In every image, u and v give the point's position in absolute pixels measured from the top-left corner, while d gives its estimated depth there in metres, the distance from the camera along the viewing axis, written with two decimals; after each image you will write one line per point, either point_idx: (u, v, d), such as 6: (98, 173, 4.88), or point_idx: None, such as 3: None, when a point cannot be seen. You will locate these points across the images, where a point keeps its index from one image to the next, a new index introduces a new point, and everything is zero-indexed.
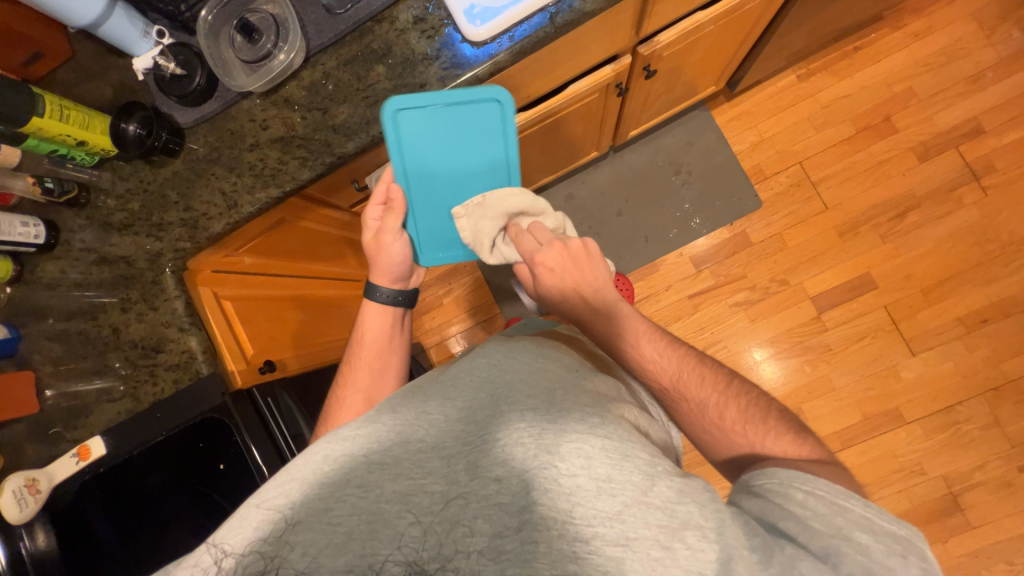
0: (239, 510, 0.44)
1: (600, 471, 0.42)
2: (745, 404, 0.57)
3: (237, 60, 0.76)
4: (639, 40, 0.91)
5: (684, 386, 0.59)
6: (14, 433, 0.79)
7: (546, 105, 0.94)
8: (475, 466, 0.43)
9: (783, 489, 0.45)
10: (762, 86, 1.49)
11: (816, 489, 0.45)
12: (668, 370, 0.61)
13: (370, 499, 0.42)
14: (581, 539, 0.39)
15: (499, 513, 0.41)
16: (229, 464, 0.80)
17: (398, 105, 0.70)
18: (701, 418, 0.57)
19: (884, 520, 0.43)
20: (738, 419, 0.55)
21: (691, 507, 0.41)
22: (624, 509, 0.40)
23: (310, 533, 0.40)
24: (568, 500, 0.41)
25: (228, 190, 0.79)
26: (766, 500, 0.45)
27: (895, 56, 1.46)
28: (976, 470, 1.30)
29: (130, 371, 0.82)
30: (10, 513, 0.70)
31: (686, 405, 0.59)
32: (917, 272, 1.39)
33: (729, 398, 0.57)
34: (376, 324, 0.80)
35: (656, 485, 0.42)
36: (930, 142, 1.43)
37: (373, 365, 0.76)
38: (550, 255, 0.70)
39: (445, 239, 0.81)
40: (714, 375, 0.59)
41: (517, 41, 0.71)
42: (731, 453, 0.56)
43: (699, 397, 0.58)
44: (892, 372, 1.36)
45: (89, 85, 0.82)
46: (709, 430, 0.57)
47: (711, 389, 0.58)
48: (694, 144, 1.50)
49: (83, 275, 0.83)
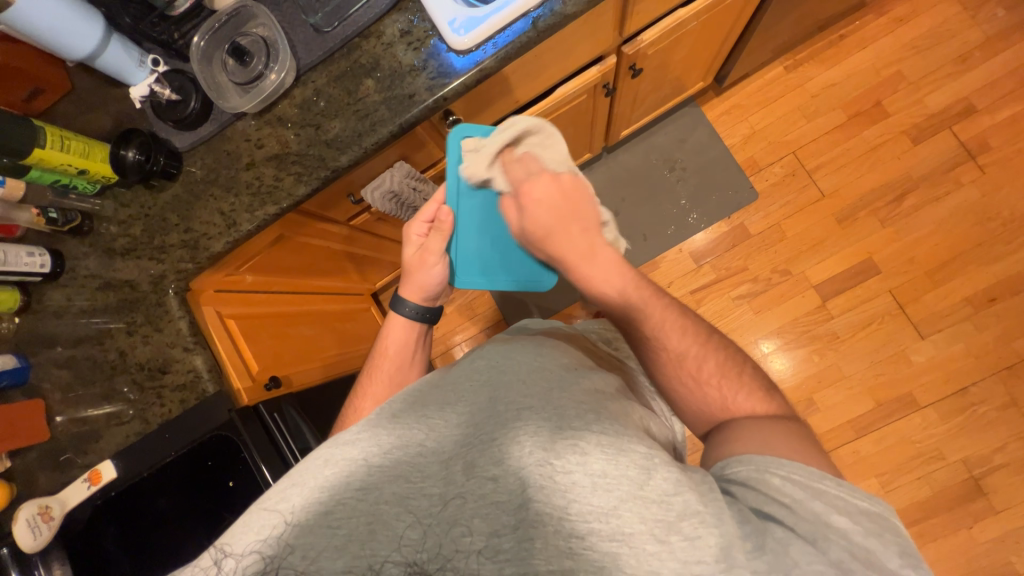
0: (242, 515, 0.44)
1: (596, 467, 0.42)
2: (722, 359, 0.57)
3: (230, 83, 0.78)
4: (623, 40, 0.93)
5: (665, 334, 0.58)
6: (27, 461, 0.80)
7: (535, 109, 0.95)
8: (472, 467, 0.43)
9: (759, 475, 0.43)
10: (750, 80, 1.50)
11: (792, 473, 0.43)
12: (653, 318, 0.59)
13: (369, 502, 0.42)
14: (577, 535, 0.39)
15: (496, 512, 0.41)
16: (239, 482, 0.79)
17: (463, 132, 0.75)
18: (679, 369, 0.57)
19: (858, 498, 0.42)
20: (715, 372, 0.55)
21: (688, 497, 0.41)
22: (620, 504, 0.40)
23: (311, 537, 0.41)
24: (564, 496, 0.41)
25: (227, 210, 0.80)
26: (746, 489, 0.43)
27: (882, 42, 1.46)
28: (996, 452, 1.27)
29: (138, 394, 0.83)
30: (24, 541, 0.71)
31: (665, 355, 0.58)
32: (920, 254, 1.38)
33: (708, 350, 0.57)
34: (398, 338, 0.79)
35: (652, 478, 0.41)
36: (923, 124, 1.43)
37: (392, 379, 0.74)
38: (537, 185, 0.72)
39: (482, 264, 0.83)
40: (695, 327, 0.59)
41: (500, 47, 0.72)
42: (703, 406, 0.55)
43: (678, 348, 0.57)
44: (902, 357, 1.35)
45: (89, 116, 0.84)
46: (685, 383, 0.56)
47: (692, 340, 0.58)
48: (686, 141, 1.51)
49: (89, 302, 0.85)
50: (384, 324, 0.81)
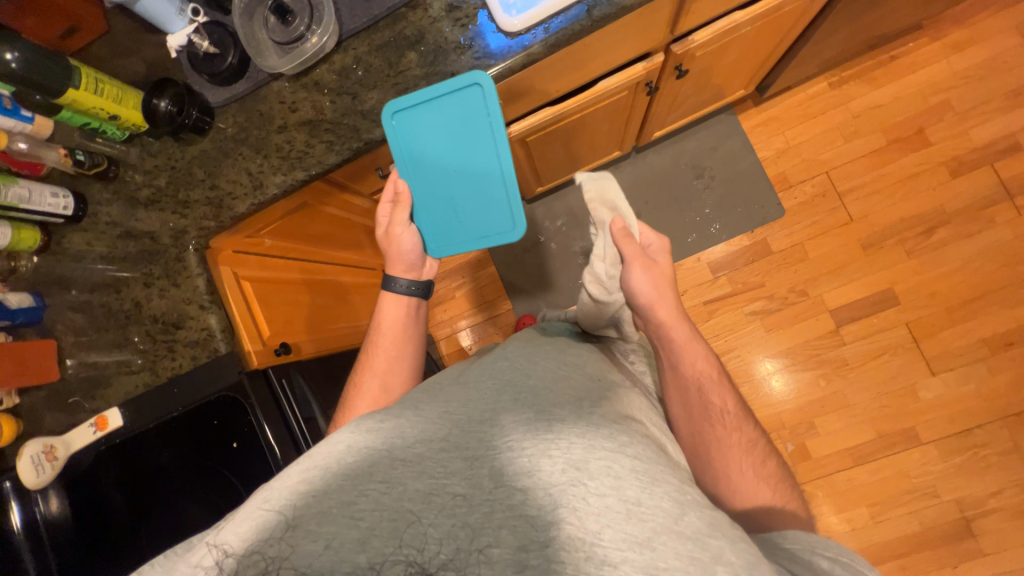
0: (255, 497, 0.44)
1: (630, 494, 0.41)
2: (774, 465, 0.63)
3: (270, 42, 0.76)
4: (674, 38, 0.90)
5: (740, 422, 0.64)
6: (34, 400, 0.82)
7: (573, 101, 0.92)
8: (500, 474, 0.42)
9: (809, 554, 0.48)
10: (792, 92, 1.47)
11: (839, 555, 0.47)
12: (729, 404, 0.64)
13: (394, 497, 0.41)
14: (609, 563, 0.38)
15: (525, 526, 0.40)
16: (242, 442, 0.80)
17: (396, 108, 0.71)
18: (745, 456, 0.61)
19: None
20: (771, 474, 0.61)
21: (722, 542, 0.40)
22: (654, 536, 0.39)
23: (333, 526, 0.40)
24: (597, 521, 0.40)
25: (255, 170, 0.79)
26: (796, 563, 0.47)
27: (933, 68, 1.42)
28: (992, 496, 1.26)
29: (150, 346, 0.83)
30: (28, 478, 0.73)
31: (735, 438, 0.62)
32: (943, 290, 1.36)
33: (768, 451, 0.64)
34: (392, 314, 0.80)
35: (687, 515, 0.41)
36: (964, 157, 1.39)
37: (391, 352, 0.77)
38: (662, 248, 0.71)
39: (456, 232, 0.77)
40: (756, 430, 0.66)
41: (552, 33, 0.70)
42: (756, 492, 0.59)
43: (748, 434, 0.63)
44: (909, 391, 1.33)
45: (123, 60, 0.82)
46: (745, 468, 0.61)
47: (755, 436, 0.64)
48: (718, 149, 1.47)
49: (108, 249, 0.84)
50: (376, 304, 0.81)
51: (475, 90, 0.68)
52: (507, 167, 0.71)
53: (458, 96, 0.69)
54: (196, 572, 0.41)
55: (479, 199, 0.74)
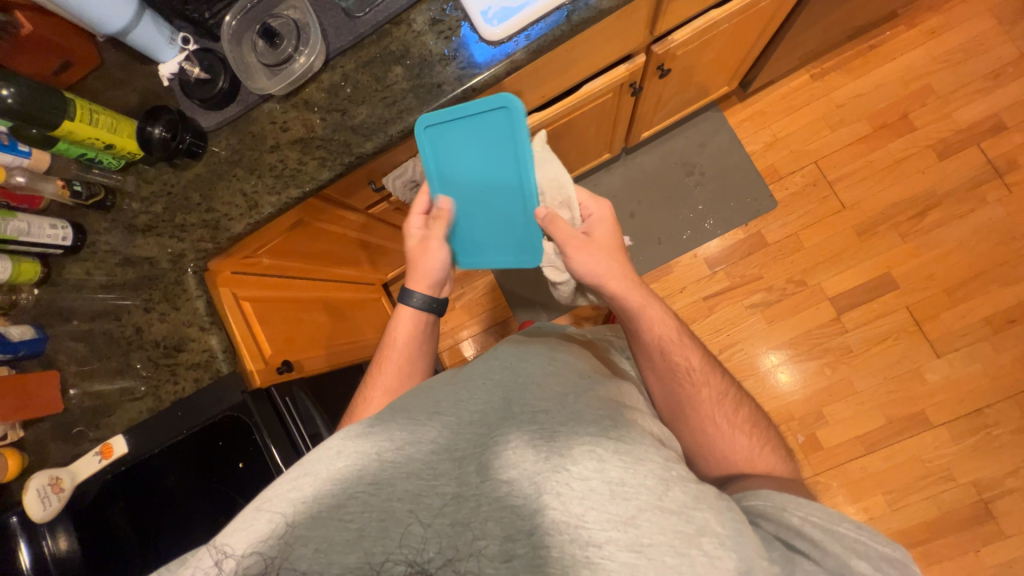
0: (244, 512, 0.43)
1: (613, 475, 0.42)
2: (749, 411, 0.65)
3: (259, 64, 0.77)
4: (653, 39, 0.91)
5: (709, 376, 0.64)
6: (39, 432, 0.82)
7: (559, 106, 0.94)
8: (486, 467, 0.43)
9: (780, 513, 0.47)
10: (775, 86, 1.49)
11: (810, 515, 0.47)
12: (696, 362, 0.65)
13: (382, 498, 0.42)
14: (595, 544, 0.39)
15: (512, 516, 0.40)
16: (249, 463, 0.79)
17: (428, 123, 0.72)
18: (718, 412, 0.62)
19: (879, 541, 0.45)
20: (747, 422, 0.63)
21: (707, 514, 0.41)
22: (639, 514, 0.40)
23: (323, 530, 0.40)
24: (581, 504, 0.40)
25: (249, 190, 0.80)
26: (767, 521, 0.48)
27: (912, 54, 1.44)
28: (1008, 476, 1.25)
29: (152, 371, 0.83)
30: (34, 511, 0.74)
31: (707, 393, 0.63)
32: (940, 272, 1.36)
33: (740, 399, 0.65)
34: (406, 328, 0.78)
35: (671, 490, 0.42)
36: (950, 139, 1.40)
37: (400, 368, 0.75)
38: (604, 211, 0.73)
39: (482, 248, 0.78)
40: (728, 379, 0.67)
41: (533, 40, 0.72)
42: (734, 451, 0.61)
43: (718, 386, 0.64)
44: (916, 375, 1.33)
45: (116, 91, 0.84)
46: (720, 426, 0.62)
47: (727, 387, 0.65)
48: (706, 146, 1.49)
49: (108, 276, 0.85)
50: (391, 317, 0.80)
51: (503, 112, 0.68)
52: (531, 198, 0.72)
53: (489, 117, 0.70)
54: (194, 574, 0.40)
55: (503, 220, 0.76)
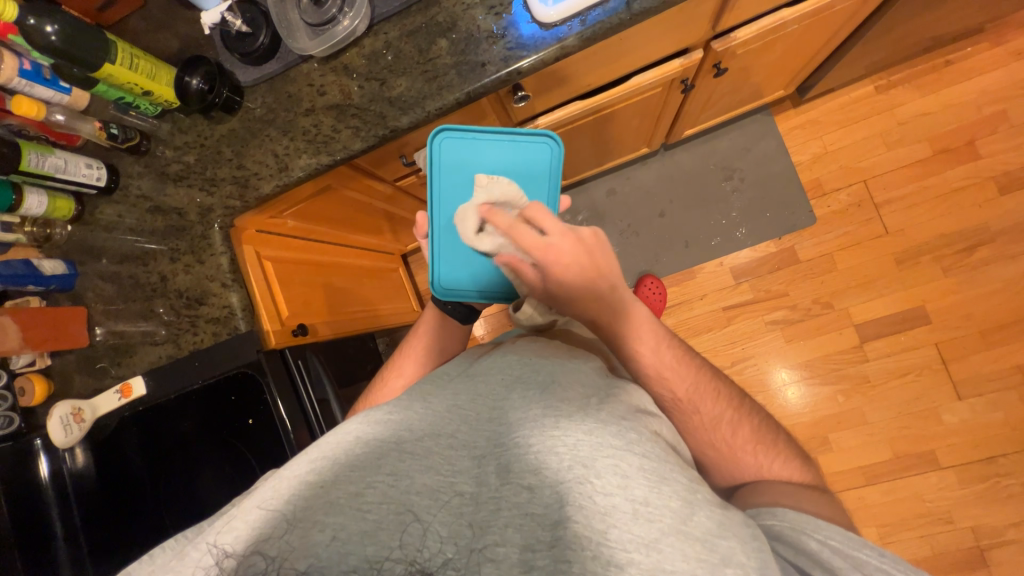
0: (249, 501, 0.44)
1: (638, 493, 0.41)
2: (754, 425, 0.60)
3: (302, 23, 0.75)
4: (714, 34, 0.86)
5: (699, 401, 0.60)
6: (66, 362, 0.86)
7: (604, 95, 0.90)
8: (506, 470, 0.43)
9: (797, 536, 0.46)
10: (835, 95, 1.40)
11: (830, 538, 0.45)
12: (685, 381, 0.60)
13: (401, 490, 0.42)
14: (615, 563, 0.38)
15: (531, 524, 0.40)
16: (256, 419, 0.84)
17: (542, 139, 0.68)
18: (714, 434, 0.59)
19: (901, 570, 0.44)
20: (750, 439, 0.59)
21: (733, 543, 0.40)
22: (662, 538, 0.39)
23: (340, 517, 0.41)
24: (603, 520, 0.40)
25: (281, 152, 0.79)
26: (784, 545, 0.46)
27: (991, 76, 1.34)
28: (1011, 527, 1.22)
29: (173, 318, 0.84)
30: (56, 436, 0.78)
31: (699, 420, 0.59)
32: (978, 312, 1.30)
33: (741, 417, 0.60)
34: (431, 323, 0.78)
35: (696, 515, 0.41)
36: (1016, 172, 1.31)
37: (419, 356, 0.75)
38: (563, 245, 0.54)
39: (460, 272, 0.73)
40: (727, 392, 0.62)
41: (587, 26, 0.68)
42: (735, 469, 0.58)
43: (712, 412, 0.59)
44: (932, 415, 1.29)
45: (158, 34, 0.83)
46: (717, 449, 0.59)
47: (724, 407, 0.61)
48: (751, 150, 1.42)
49: (137, 221, 0.86)
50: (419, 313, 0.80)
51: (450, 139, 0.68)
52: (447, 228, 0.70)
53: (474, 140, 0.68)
54: (194, 572, 0.40)
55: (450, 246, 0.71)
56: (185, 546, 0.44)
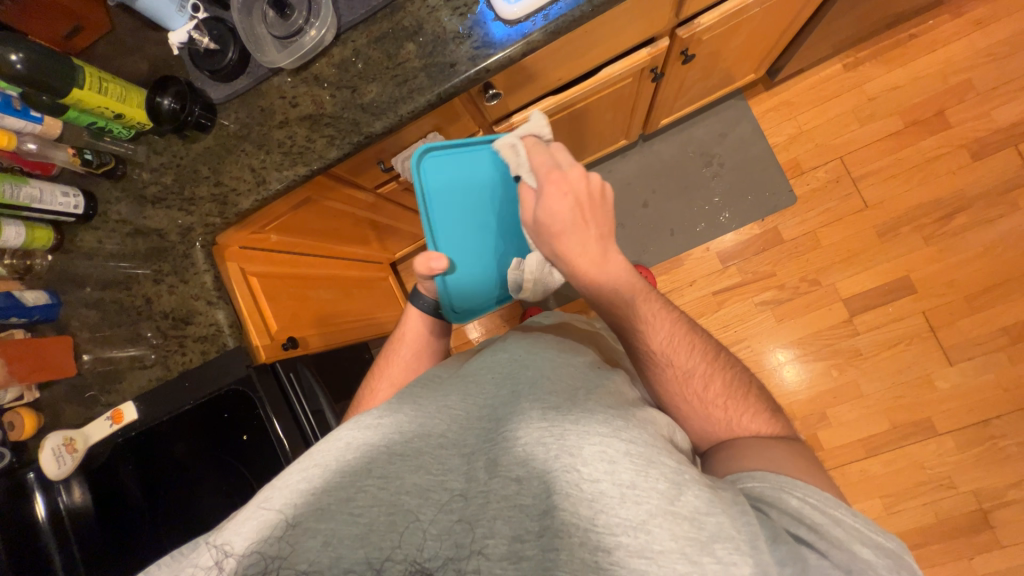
0: (242, 510, 0.44)
1: (623, 477, 0.41)
2: (729, 380, 0.57)
3: (270, 37, 0.76)
4: (679, 21, 0.87)
5: (675, 351, 0.56)
6: (55, 394, 0.85)
7: (575, 90, 0.91)
8: (494, 465, 0.43)
9: (776, 494, 0.44)
10: (805, 75, 1.43)
11: (808, 496, 0.44)
12: (660, 333, 0.57)
13: (391, 491, 0.42)
14: (603, 548, 0.39)
15: (520, 515, 0.41)
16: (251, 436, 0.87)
17: None
18: (685, 387, 0.56)
19: (872, 530, 0.43)
20: (721, 394, 0.55)
21: (720, 519, 0.40)
22: (648, 519, 0.39)
23: (332, 522, 0.41)
24: (590, 507, 0.40)
25: (257, 166, 0.79)
26: (766, 506, 0.43)
27: (953, 46, 1.37)
28: (1011, 487, 1.23)
29: (161, 341, 0.84)
30: (49, 469, 0.77)
31: (672, 372, 0.56)
32: (961, 278, 1.32)
33: (714, 371, 0.57)
34: (418, 330, 0.76)
35: (683, 495, 0.41)
36: (985, 139, 1.34)
37: (409, 362, 0.73)
38: (572, 178, 0.54)
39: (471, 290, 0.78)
40: (703, 345, 0.58)
41: (551, 20, 0.68)
42: (706, 427, 0.55)
43: (687, 365, 0.56)
44: (926, 382, 1.30)
45: (126, 58, 0.83)
46: (689, 404, 0.56)
47: (699, 360, 0.57)
48: (727, 135, 1.44)
49: (119, 246, 0.86)
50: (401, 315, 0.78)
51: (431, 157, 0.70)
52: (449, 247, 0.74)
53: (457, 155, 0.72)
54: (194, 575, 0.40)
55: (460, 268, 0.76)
56: (173, 564, 0.43)
